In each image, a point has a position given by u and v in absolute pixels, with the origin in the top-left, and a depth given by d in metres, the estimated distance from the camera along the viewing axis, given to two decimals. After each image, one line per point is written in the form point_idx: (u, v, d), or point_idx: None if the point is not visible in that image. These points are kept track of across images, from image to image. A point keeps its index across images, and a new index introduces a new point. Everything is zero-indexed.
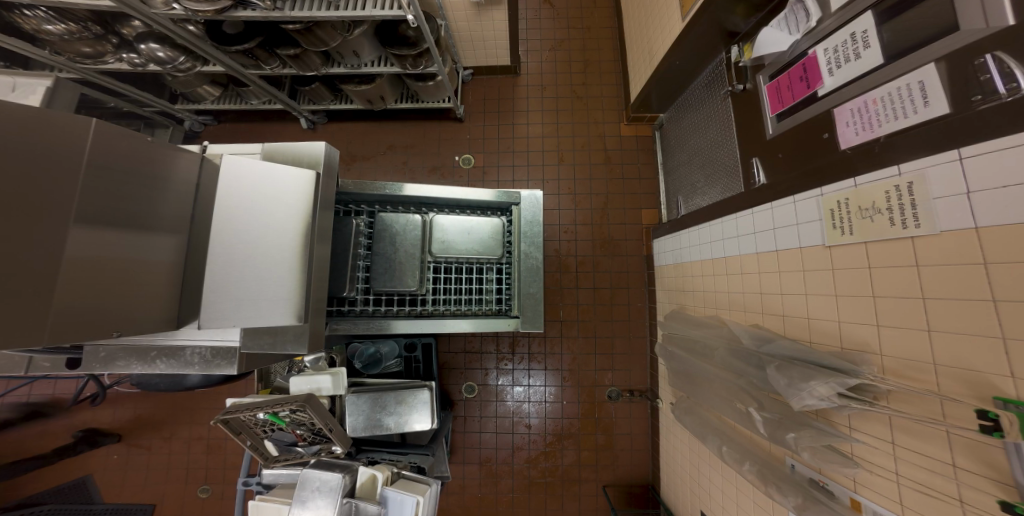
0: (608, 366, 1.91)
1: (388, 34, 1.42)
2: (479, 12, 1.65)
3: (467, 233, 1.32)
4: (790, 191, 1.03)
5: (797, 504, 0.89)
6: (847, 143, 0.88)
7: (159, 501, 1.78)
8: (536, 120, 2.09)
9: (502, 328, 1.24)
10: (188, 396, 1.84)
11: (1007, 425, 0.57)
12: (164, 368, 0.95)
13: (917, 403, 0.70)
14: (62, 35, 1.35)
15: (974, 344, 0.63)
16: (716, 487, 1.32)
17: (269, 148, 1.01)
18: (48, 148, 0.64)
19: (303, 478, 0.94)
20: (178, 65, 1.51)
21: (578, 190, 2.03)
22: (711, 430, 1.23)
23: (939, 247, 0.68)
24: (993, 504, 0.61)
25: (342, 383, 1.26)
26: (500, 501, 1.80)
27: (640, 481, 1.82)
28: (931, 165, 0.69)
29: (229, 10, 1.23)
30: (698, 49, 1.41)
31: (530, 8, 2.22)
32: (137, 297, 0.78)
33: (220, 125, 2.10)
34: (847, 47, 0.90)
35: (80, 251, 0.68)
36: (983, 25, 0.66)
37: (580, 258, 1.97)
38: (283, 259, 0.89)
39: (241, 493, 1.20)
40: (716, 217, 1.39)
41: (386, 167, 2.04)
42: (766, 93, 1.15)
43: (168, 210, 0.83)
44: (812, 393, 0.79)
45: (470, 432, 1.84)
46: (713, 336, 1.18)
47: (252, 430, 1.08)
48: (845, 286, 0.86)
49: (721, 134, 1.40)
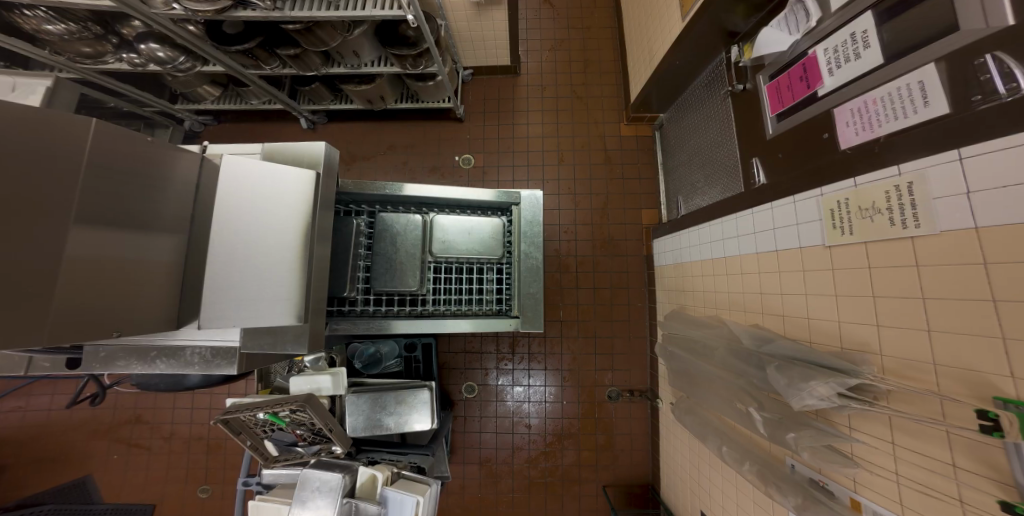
0: (608, 366, 1.91)
1: (389, 34, 1.43)
2: (479, 12, 1.65)
3: (467, 233, 1.32)
4: (790, 191, 1.03)
5: (797, 504, 0.89)
6: (847, 142, 0.88)
7: (159, 500, 1.77)
8: (536, 120, 2.09)
9: (503, 327, 1.24)
10: (187, 396, 1.84)
11: (1007, 425, 0.57)
12: (165, 368, 0.95)
13: (917, 403, 0.70)
14: (63, 35, 1.35)
15: (974, 344, 0.63)
16: (716, 487, 1.32)
17: (269, 148, 1.01)
18: (49, 148, 0.64)
19: (303, 478, 0.94)
20: (178, 65, 1.51)
21: (579, 190, 2.03)
22: (711, 430, 1.23)
23: (939, 247, 0.68)
24: (993, 504, 0.61)
25: (342, 383, 1.26)
26: (500, 501, 1.80)
27: (640, 481, 1.82)
28: (931, 165, 0.69)
29: (229, 10, 1.23)
30: (698, 49, 1.41)
31: (529, 8, 2.22)
32: (138, 297, 0.78)
33: (220, 125, 2.10)
34: (847, 47, 0.90)
35: (80, 250, 0.68)
36: (983, 26, 0.66)
37: (580, 258, 1.97)
38: (283, 259, 0.89)
39: (241, 493, 1.20)
40: (716, 216, 1.39)
41: (386, 167, 2.05)
42: (766, 93, 1.15)
43: (168, 210, 0.83)
44: (812, 393, 0.79)
45: (470, 432, 1.85)
46: (712, 336, 1.18)
47: (252, 430, 1.08)
48: (845, 286, 0.86)
49: (722, 134, 1.40)
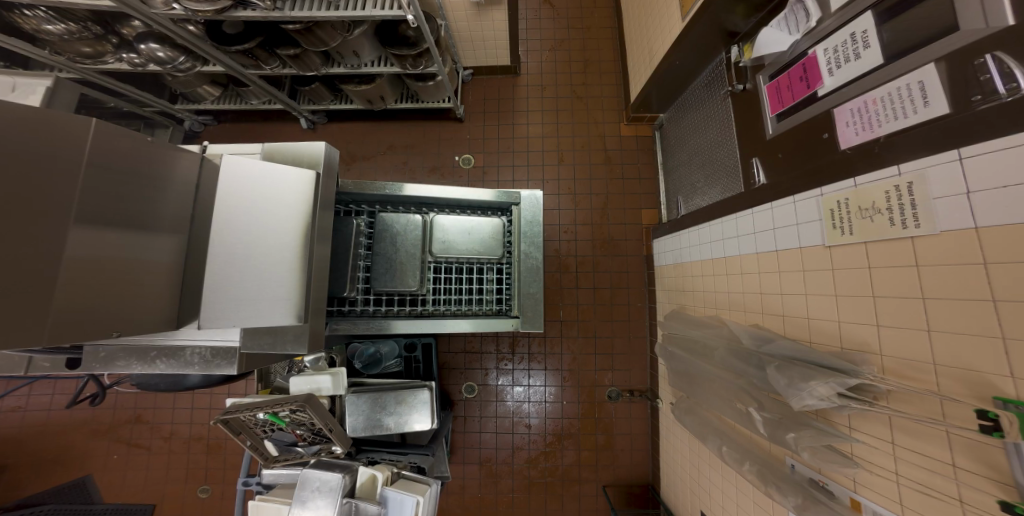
0: (608, 366, 1.91)
1: (389, 35, 1.43)
2: (479, 12, 1.65)
3: (467, 233, 1.31)
4: (790, 191, 1.03)
5: (797, 504, 0.89)
6: (847, 143, 0.88)
7: (160, 500, 1.78)
8: (535, 120, 2.09)
9: (503, 327, 1.24)
10: (187, 397, 1.84)
11: (1007, 425, 0.57)
12: (165, 368, 0.95)
13: (917, 403, 0.70)
14: (62, 35, 1.35)
15: (976, 344, 0.63)
16: (716, 487, 1.32)
17: (269, 148, 1.01)
18: (47, 149, 0.64)
19: (303, 478, 0.94)
20: (178, 65, 1.51)
21: (579, 190, 2.03)
22: (710, 430, 1.23)
23: (940, 247, 0.68)
24: (993, 504, 0.61)
25: (342, 383, 1.26)
26: (500, 501, 1.80)
27: (640, 481, 1.82)
28: (932, 165, 0.69)
29: (229, 10, 1.23)
30: (698, 48, 1.41)
31: (529, 8, 2.22)
32: (137, 297, 0.78)
33: (220, 125, 2.09)
34: (847, 47, 0.90)
35: (81, 251, 0.68)
36: (983, 26, 0.66)
37: (580, 258, 1.97)
38: (283, 259, 0.89)
39: (241, 493, 1.20)
40: (715, 215, 1.39)
41: (386, 167, 2.05)
42: (766, 93, 1.15)
43: (169, 211, 0.83)
44: (812, 393, 0.79)
45: (470, 432, 1.85)
46: (712, 336, 1.18)
47: (252, 430, 1.08)
48: (846, 286, 0.86)
49: (721, 133, 1.40)
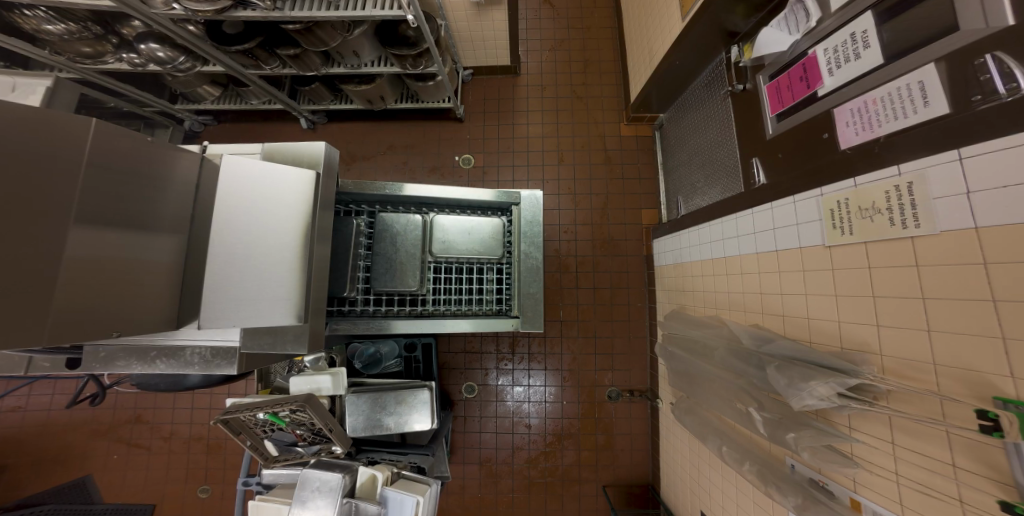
0: (608, 366, 1.91)
1: (389, 35, 1.43)
2: (479, 12, 1.65)
3: (467, 233, 1.31)
4: (790, 191, 1.03)
5: (797, 504, 0.89)
6: (847, 143, 0.88)
7: (160, 500, 1.78)
8: (535, 120, 2.09)
9: (503, 327, 1.24)
10: (186, 397, 1.84)
11: (1007, 425, 0.57)
12: (165, 368, 0.95)
13: (917, 403, 0.70)
14: (62, 35, 1.35)
15: (976, 344, 0.63)
16: (716, 487, 1.32)
17: (269, 148, 1.01)
18: (47, 148, 0.64)
19: (303, 478, 0.94)
20: (178, 65, 1.51)
21: (579, 190, 2.03)
22: (710, 430, 1.23)
23: (939, 247, 0.68)
24: (993, 504, 0.61)
25: (342, 383, 1.26)
26: (500, 501, 1.80)
27: (640, 481, 1.82)
28: (931, 165, 0.69)
29: (229, 10, 1.23)
30: (698, 48, 1.41)
31: (529, 8, 2.22)
32: (137, 297, 0.78)
33: (220, 125, 2.09)
34: (847, 47, 0.90)
35: (81, 250, 0.68)
36: (983, 26, 0.66)
37: (580, 258, 1.97)
38: (283, 259, 0.89)
39: (241, 493, 1.20)
40: (715, 215, 1.39)
41: (386, 167, 2.05)
42: (765, 93, 1.15)
43: (169, 211, 0.83)
44: (812, 393, 0.79)
45: (470, 432, 1.85)
46: (712, 336, 1.18)
47: (252, 430, 1.08)
48: (846, 286, 0.86)
49: (721, 133, 1.40)
